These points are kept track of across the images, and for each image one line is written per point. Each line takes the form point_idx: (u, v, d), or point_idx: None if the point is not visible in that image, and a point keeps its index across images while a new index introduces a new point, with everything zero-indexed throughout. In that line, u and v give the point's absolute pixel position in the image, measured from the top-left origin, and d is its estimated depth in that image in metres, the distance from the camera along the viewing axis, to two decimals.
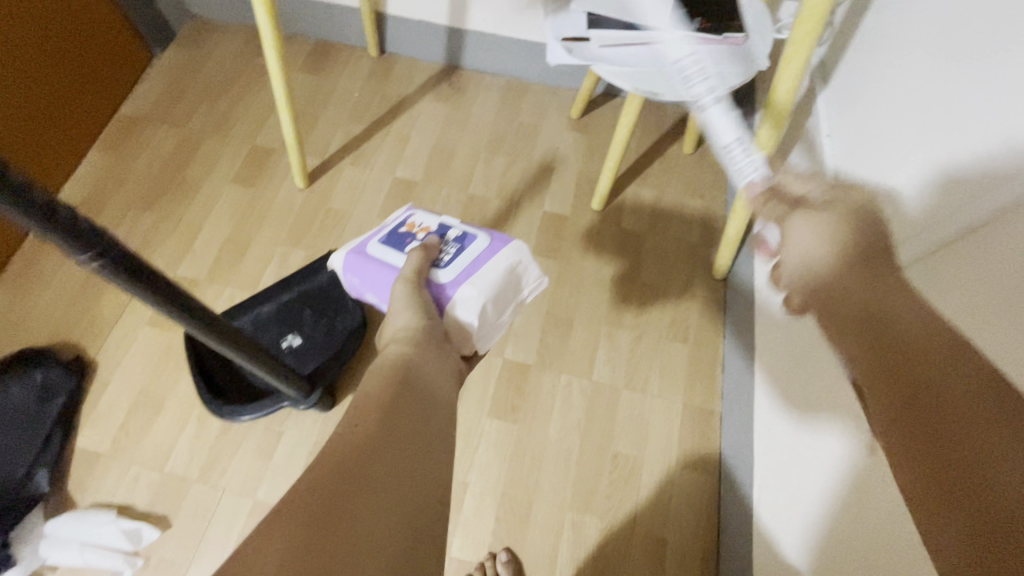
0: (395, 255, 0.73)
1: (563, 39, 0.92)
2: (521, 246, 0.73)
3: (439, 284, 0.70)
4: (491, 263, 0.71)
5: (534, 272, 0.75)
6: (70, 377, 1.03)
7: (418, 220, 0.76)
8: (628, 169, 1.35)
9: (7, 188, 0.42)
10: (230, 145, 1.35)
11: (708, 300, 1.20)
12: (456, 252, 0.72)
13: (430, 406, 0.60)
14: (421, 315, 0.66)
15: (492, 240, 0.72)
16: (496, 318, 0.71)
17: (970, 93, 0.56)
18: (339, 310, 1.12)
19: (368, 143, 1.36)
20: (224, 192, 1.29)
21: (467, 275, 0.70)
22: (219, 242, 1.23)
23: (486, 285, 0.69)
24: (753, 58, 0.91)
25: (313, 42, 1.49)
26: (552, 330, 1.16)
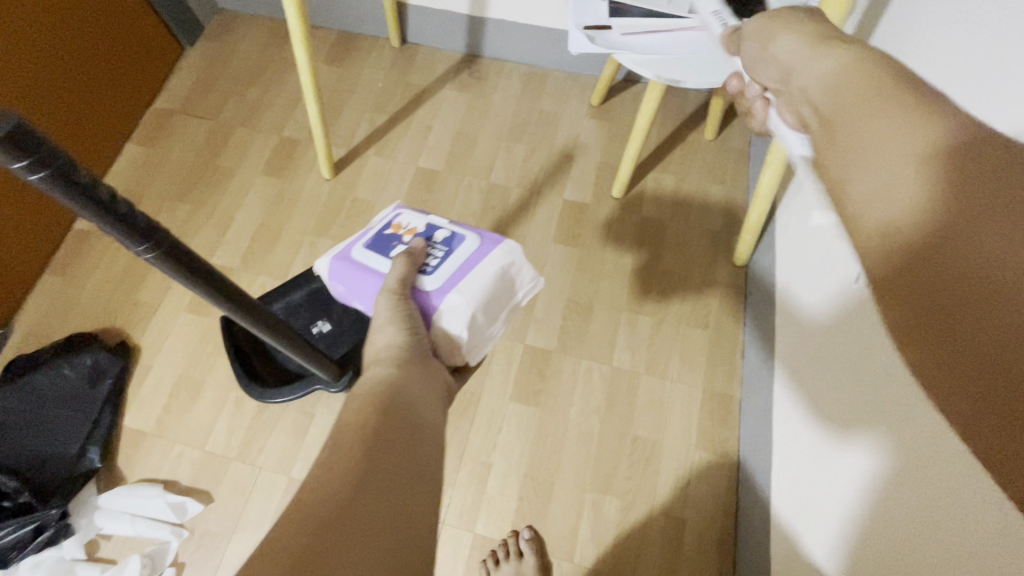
0: (380, 260, 0.77)
1: (585, 28, 0.91)
2: (512, 248, 0.76)
3: (424, 293, 0.73)
4: (478, 268, 0.74)
5: (527, 274, 0.78)
6: (117, 360, 1.09)
7: (405, 221, 0.80)
8: (650, 155, 1.35)
9: (77, 186, 0.46)
10: (259, 136, 1.39)
11: (729, 287, 1.21)
12: (442, 258, 0.75)
13: (417, 424, 0.61)
14: (405, 331, 0.69)
15: (480, 242, 0.76)
16: (486, 326, 0.74)
17: (989, 79, 0.55)
18: None
19: (392, 133, 1.39)
20: (254, 182, 1.33)
21: (453, 283, 0.73)
22: (250, 231, 1.27)
23: (474, 292, 0.72)
24: None
25: (336, 33, 1.52)
26: (573, 315, 1.18)
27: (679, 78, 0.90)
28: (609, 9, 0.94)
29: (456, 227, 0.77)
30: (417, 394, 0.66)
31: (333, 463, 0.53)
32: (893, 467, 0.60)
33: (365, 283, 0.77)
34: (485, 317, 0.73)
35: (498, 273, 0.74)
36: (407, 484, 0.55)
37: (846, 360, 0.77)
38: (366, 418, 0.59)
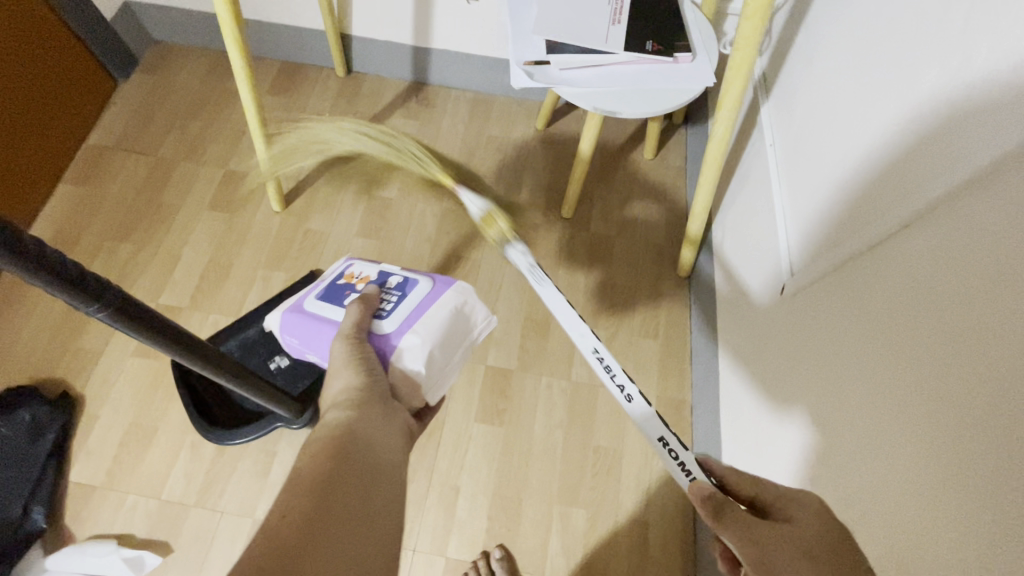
0: (334, 310, 0.79)
1: (525, 64, 0.97)
2: (464, 288, 0.80)
3: (381, 336, 0.75)
4: (432, 309, 0.76)
5: (481, 312, 0.81)
6: (59, 413, 1.05)
7: (357, 271, 0.82)
8: (595, 175, 1.42)
9: (26, 258, 0.46)
10: (203, 170, 1.36)
11: (675, 297, 1.28)
12: (396, 300, 0.77)
13: (372, 472, 0.63)
14: (362, 373, 0.70)
15: (434, 284, 0.79)
16: (444, 363, 0.76)
17: (909, 82, 0.61)
18: None
19: (342, 163, 1.39)
20: (201, 217, 1.30)
21: (409, 324, 0.75)
22: (200, 268, 1.25)
23: (429, 332, 0.74)
24: (700, 74, 0.99)
25: (280, 64, 1.51)
26: (531, 334, 1.22)
27: (612, 108, 0.96)
28: (546, 44, 0.99)
29: (408, 272, 0.80)
30: (375, 434, 0.67)
31: (286, 509, 0.55)
32: (824, 445, 0.66)
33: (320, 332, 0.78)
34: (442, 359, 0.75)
35: (453, 312, 0.77)
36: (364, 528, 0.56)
37: (781, 359, 0.84)
38: (321, 464, 0.60)
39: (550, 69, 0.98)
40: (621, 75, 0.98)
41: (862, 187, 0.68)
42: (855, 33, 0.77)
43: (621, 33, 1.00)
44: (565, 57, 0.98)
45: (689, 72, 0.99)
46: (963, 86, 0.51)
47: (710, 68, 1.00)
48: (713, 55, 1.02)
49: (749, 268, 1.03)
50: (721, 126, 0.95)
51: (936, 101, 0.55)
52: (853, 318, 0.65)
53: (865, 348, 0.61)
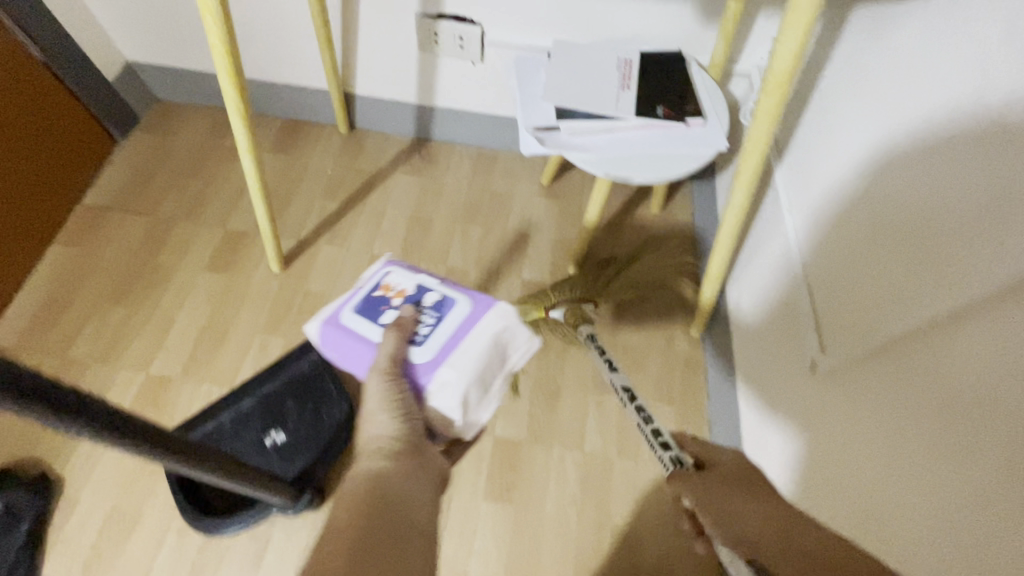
0: (369, 327, 0.73)
1: (535, 130, 0.95)
2: (506, 311, 0.72)
3: (414, 367, 0.69)
4: (469, 340, 0.70)
5: (523, 337, 0.74)
6: (35, 500, 0.96)
7: (395, 283, 0.77)
8: (602, 231, 1.39)
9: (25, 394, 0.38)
10: (200, 230, 1.33)
11: (689, 359, 1.23)
12: (435, 323, 0.71)
13: (407, 526, 0.60)
14: (397, 415, 0.66)
15: (473, 307, 0.72)
16: (480, 402, 0.70)
17: (945, 175, 0.64)
18: (323, 399, 1.10)
19: (344, 221, 1.36)
20: (197, 279, 1.26)
21: (445, 356, 0.69)
22: (193, 334, 1.19)
23: (466, 368, 0.68)
24: (713, 137, 0.97)
25: (283, 121, 1.50)
26: (541, 400, 1.16)
27: (625, 174, 0.93)
28: (556, 110, 0.97)
29: (447, 291, 0.74)
30: (410, 488, 0.65)
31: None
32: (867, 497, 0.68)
33: (353, 348, 0.72)
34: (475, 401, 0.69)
35: (491, 342, 0.70)
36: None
37: (807, 412, 0.86)
38: (355, 523, 0.57)
39: (560, 135, 0.96)
40: (631, 140, 0.96)
41: (894, 273, 0.71)
42: (874, 124, 0.81)
43: (631, 98, 0.99)
44: (575, 122, 0.96)
45: (701, 136, 0.97)
46: (1008, 186, 0.55)
47: (722, 132, 0.98)
48: (724, 119, 1.00)
49: (766, 330, 1.05)
50: (738, 193, 0.93)
51: (973, 200, 0.59)
52: (891, 398, 0.67)
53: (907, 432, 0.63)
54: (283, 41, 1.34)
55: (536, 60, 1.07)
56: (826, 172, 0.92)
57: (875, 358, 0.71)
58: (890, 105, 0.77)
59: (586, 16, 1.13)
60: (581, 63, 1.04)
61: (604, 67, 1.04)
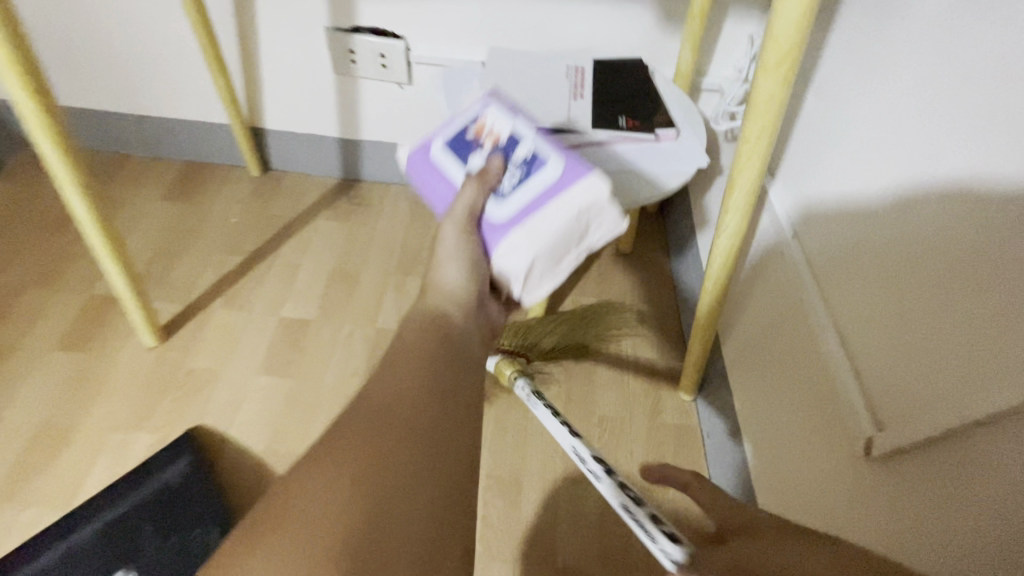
0: (457, 166, 0.57)
1: None
2: (600, 184, 0.52)
3: (488, 225, 0.53)
4: (552, 207, 0.52)
5: (612, 216, 0.54)
6: None
7: (489, 122, 0.58)
8: (565, 276, 1.17)
9: None
10: (59, 295, 1.05)
11: (682, 429, 0.98)
12: (522, 176, 0.54)
13: (467, 371, 0.48)
14: (468, 277, 0.53)
15: (566, 167, 0.53)
16: (549, 274, 0.54)
17: None
18: (194, 521, 0.80)
19: (248, 277, 1.10)
20: (43, 361, 0.96)
21: (524, 218, 0.52)
22: (25, 436, 0.88)
23: (542, 239, 0.52)
24: (690, 151, 0.79)
25: (181, 163, 1.27)
26: (497, 497, 0.89)
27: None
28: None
29: (541, 145, 0.55)
30: (467, 335, 0.52)
31: (400, 399, 0.43)
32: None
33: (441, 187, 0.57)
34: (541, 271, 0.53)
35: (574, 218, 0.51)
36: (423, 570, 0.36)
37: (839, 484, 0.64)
38: (426, 371, 0.46)
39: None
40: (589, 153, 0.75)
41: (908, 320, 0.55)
42: (880, 128, 0.63)
43: (587, 105, 0.80)
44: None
45: (674, 150, 0.77)
46: None
47: (698, 145, 0.79)
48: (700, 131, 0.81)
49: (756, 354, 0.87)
50: (733, 212, 0.73)
51: None
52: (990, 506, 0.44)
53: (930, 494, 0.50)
54: (176, 69, 1.13)
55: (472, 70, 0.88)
56: (816, 177, 0.74)
57: (880, 395, 0.58)
58: (905, 105, 0.59)
59: (526, 27, 0.97)
60: (525, 71, 0.86)
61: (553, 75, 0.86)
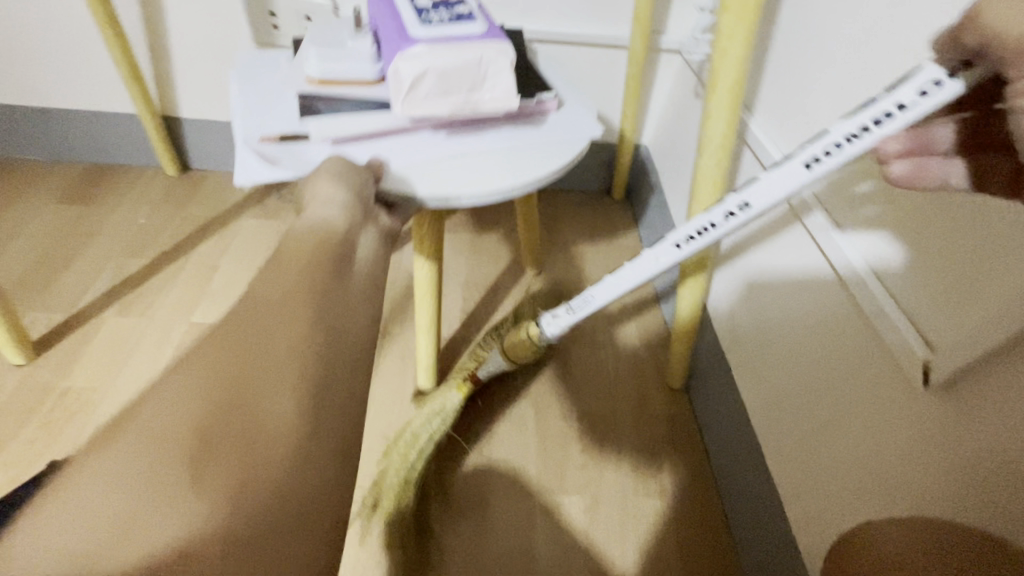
0: None
1: (261, 141, 0.57)
2: (506, 46, 0.54)
3: (403, 36, 0.53)
4: (468, 43, 0.53)
5: (504, 83, 0.55)
6: None
7: None
8: (528, 264, 1.04)
9: None
10: None
11: (673, 421, 0.84)
12: (448, 19, 0.55)
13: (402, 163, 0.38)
14: (351, 190, 0.47)
15: (490, 28, 0.55)
16: (432, 97, 0.54)
17: None
18: None
19: (149, 281, 0.92)
20: None
21: (447, 39, 0.52)
22: None
23: (448, 61, 0.52)
24: (573, 129, 0.65)
25: (84, 167, 1.10)
26: (458, 522, 0.72)
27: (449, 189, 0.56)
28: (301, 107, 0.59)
29: (480, 10, 0.57)
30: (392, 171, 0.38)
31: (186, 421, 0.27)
32: None
33: (387, 16, 0.57)
34: (450, 109, 0.55)
35: (476, 52, 0.53)
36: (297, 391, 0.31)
37: (878, 443, 0.50)
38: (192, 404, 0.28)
39: (321, 147, 0.57)
40: (457, 145, 0.60)
41: (855, 246, 0.54)
42: None
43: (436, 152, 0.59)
44: (334, 123, 0.57)
45: (560, 127, 0.65)
46: None
47: (590, 113, 0.68)
48: (586, 105, 0.70)
49: (751, 247, 0.74)
50: (717, 131, 0.56)
51: None
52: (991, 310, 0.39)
53: (857, 396, 0.52)
54: (72, 42, 0.99)
55: (276, 60, 0.71)
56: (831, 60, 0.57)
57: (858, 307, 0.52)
58: None
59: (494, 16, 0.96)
60: (321, 28, 0.63)
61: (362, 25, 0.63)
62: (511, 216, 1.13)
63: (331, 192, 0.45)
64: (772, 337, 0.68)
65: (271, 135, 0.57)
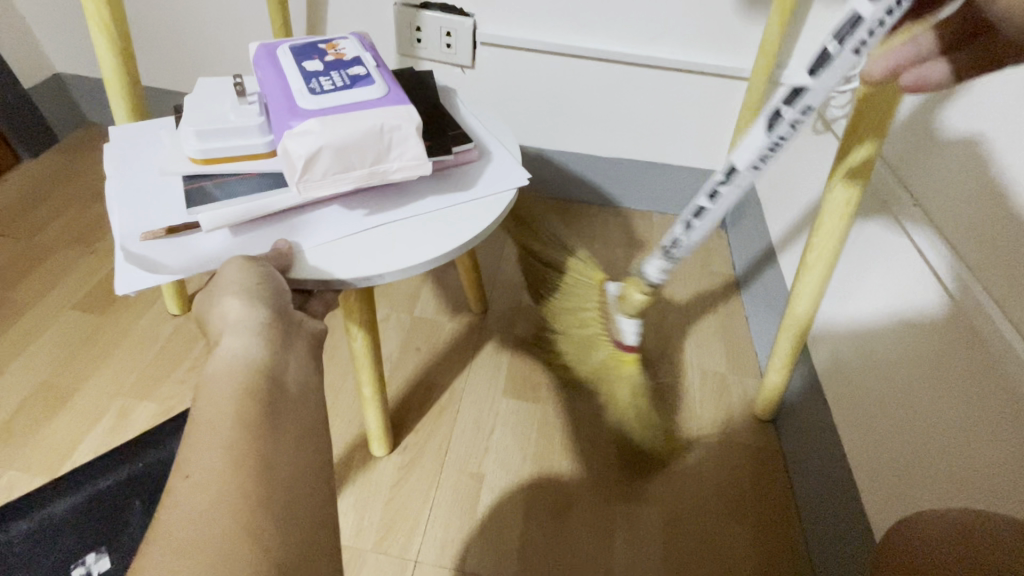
0: (286, 62, 0.50)
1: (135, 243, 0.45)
2: (408, 112, 0.47)
3: (288, 109, 0.46)
4: (363, 113, 0.45)
5: (414, 148, 0.47)
6: None
7: (342, 43, 0.53)
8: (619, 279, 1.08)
9: None
10: (88, 260, 0.99)
11: (756, 451, 0.84)
12: (341, 85, 0.48)
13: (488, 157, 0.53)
14: (263, 293, 0.42)
15: (389, 93, 0.49)
16: (337, 176, 0.45)
17: None
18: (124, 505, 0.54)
19: None
20: (58, 321, 0.89)
21: (336, 109, 0.45)
22: (26, 391, 0.80)
23: (345, 129, 0.44)
24: (495, 176, 0.59)
25: None
26: (539, 513, 0.76)
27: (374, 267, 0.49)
28: (186, 194, 0.48)
29: (383, 71, 0.51)
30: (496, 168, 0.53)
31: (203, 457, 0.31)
32: None
33: (273, 82, 0.49)
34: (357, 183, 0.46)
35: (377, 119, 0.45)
36: (259, 435, 0.32)
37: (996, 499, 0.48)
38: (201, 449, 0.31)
39: (218, 241, 0.48)
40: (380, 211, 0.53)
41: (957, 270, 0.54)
42: None
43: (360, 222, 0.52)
44: (225, 210, 0.47)
45: (485, 177, 0.59)
46: None
47: (515, 163, 0.61)
48: (509, 144, 0.65)
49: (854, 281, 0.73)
50: None
51: None
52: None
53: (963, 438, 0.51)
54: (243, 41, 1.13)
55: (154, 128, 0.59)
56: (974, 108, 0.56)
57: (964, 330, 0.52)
58: None
59: (620, 40, 1.01)
60: (195, 91, 0.52)
61: (247, 89, 0.53)
62: (606, 231, 1.18)
63: (243, 327, 0.39)
64: (873, 372, 0.66)
65: (154, 229, 0.46)
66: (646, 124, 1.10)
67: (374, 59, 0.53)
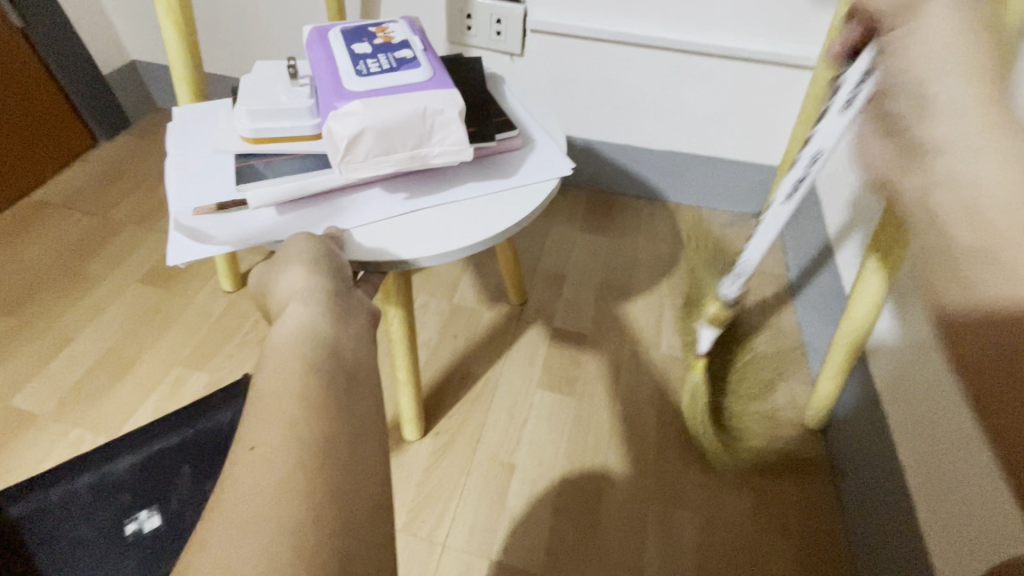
0: (336, 45, 0.51)
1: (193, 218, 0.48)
2: (453, 96, 0.46)
3: (337, 91, 0.46)
4: (408, 96, 0.45)
5: (456, 134, 0.47)
6: None
7: (392, 26, 0.53)
8: (664, 275, 1.05)
9: None
10: (153, 237, 1.06)
11: (804, 461, 0.79)
12: (387, 68, 0.48)
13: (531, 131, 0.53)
14: (318, 266, 0.43)
15: (434, 77, 0.48)
16: (380, 161, 0.46)
17: None
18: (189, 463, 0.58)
19: None
20: (125, 293, 0.96)
21: (381, 93, 0.46)
22: (95, 357, 0.86)
23: (390, 113, 0.44)
24: (540, 165, 0.58)
25: None
26: (571, 507, 0.75)
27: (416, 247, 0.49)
28: (238, 172, 0.50)
29: (429, 55, 0.51)
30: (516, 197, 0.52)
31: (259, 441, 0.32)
32: None
33: (322, 64, 0.49)
34: (399, 167, 0.46)
35: (419, 103, 0.45)
36: (315, 417, 0.32)
37: None
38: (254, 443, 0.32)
39: (266, 218, 0.49)
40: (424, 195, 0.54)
41: None
42: None
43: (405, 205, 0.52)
44: (275, 188, 0.48)
45: (530, 165, 0.58)
46: None
47: (560, 151, 0.60)
48: (554, 133, 0.64)
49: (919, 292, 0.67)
50: None
51: None
52: None
53: None
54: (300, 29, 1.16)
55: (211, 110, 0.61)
56: None
57: None
58: None
59: (675, 27, 0.97)
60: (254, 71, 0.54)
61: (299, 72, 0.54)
62: (652, 225, 1.14)
63: (299, 306, 0.39)
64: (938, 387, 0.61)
65: (206, 204, 0.49)
66: (700, 115, 1.06)
67: (422, 43, 0.53)
